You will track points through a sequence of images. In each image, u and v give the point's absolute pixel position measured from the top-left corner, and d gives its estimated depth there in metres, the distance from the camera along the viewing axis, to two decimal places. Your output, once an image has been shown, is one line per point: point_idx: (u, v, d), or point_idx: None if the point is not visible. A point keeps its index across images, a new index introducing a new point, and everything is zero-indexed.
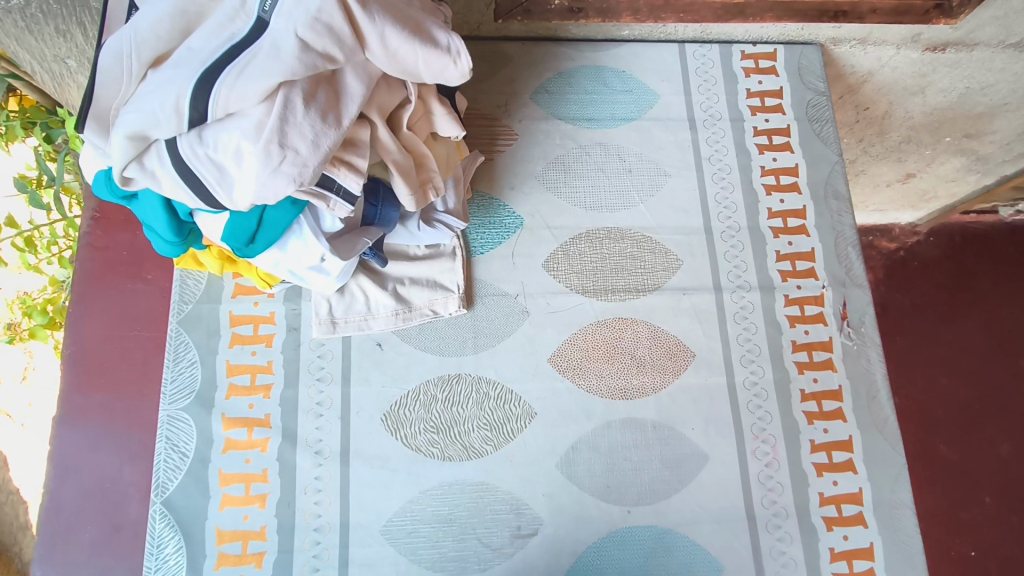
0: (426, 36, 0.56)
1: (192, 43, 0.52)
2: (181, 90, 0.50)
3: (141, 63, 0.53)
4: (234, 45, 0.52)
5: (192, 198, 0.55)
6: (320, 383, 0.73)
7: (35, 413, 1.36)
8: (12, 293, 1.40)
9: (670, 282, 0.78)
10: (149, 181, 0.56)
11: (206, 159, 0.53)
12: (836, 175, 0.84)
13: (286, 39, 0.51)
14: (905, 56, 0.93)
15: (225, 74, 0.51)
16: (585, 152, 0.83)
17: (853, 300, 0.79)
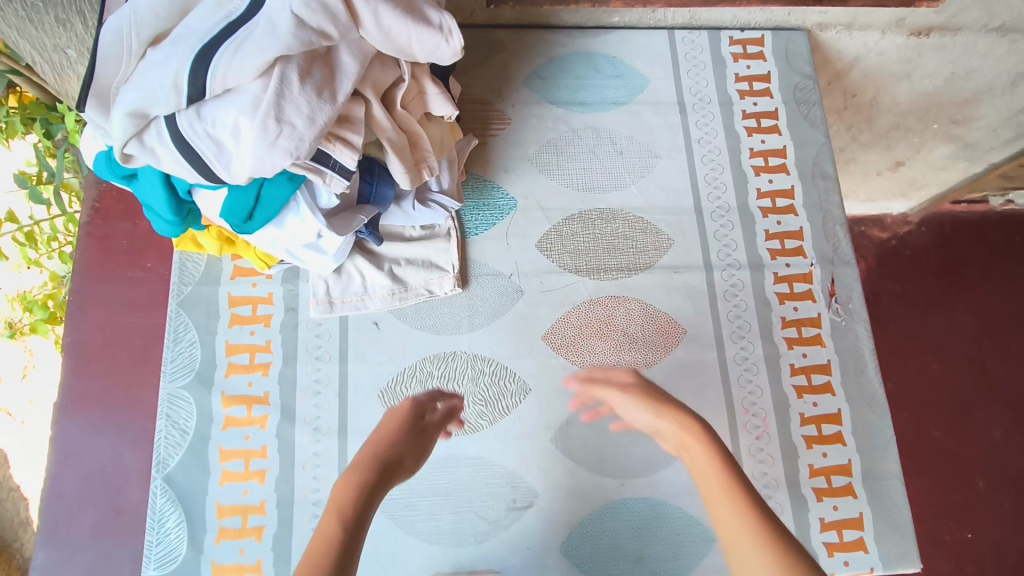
0: (418, 14, 0.58)
1: (190, 21, 0.54)
2: (180, 66, 0.52)
3: (140, 41, 0.54)
4: (231, 22, 0.53)
5: (191, 174, 0.57)
6: (318, 361, 0.74)
7: (36, 411, 1.37)
8: (12, 291, 1.41)
9: (661, 261, 0.80)
10: (148, 158, 0.57)
11: (204, 135, 0.55)
12: (824, 156, 0.85)
13: (282, 16, 0.52)
14: (891, 41, 0.94)
15: (222, 50, 0.52)
16: (577, 135, 0.84)
17: (841, 277, 0.81)
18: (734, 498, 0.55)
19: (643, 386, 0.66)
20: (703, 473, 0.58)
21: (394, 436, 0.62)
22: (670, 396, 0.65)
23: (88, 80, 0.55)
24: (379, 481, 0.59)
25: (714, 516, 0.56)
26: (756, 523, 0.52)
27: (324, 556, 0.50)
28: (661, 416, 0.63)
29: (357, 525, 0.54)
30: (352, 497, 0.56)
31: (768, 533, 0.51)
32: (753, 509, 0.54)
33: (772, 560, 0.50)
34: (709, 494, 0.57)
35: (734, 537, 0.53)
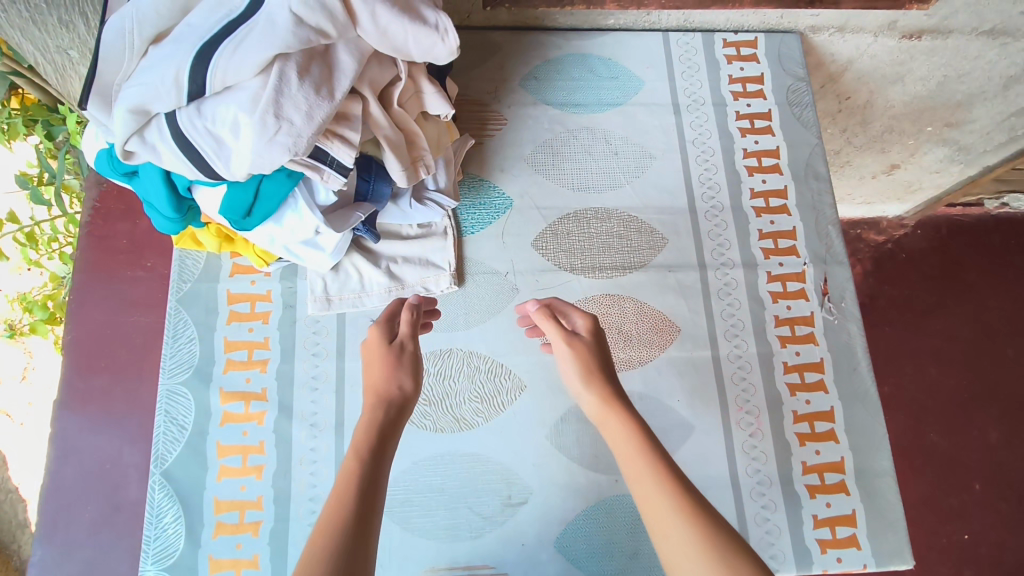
0: (416, 15, 0.59)
1: (191, 20, 0.55)
2: (181, 64, 0.53)
3: (142, 40, 0.56)
4: (230, 21, 0.54)
5: (191, 170, 0.58)
6: (315, 358, 0.75)
7: (35, 412, 1.37)
8: (13, 292, 1.42)
9: (656, 260, 0.81)
10: (149, 154, 0.58)
11: (204, 131, 0.56)
12: (817, 157, 0.86)
13: (281, 15, 0.54)
14: (883, 44, 0.95)
15: (224, 48, 0.54)
16: (572, 136, 0.85)
17: (834, 276, 0.82)
18: (659, 477, 0.51)
19: (587, 343, 0.60)
20: (622, 448, 0.54)
21: (388, 360, 0.58)
22: (605, 352, 0.61)
23: (91, 78, 0.56)
24: (393, 418, 0.55)
25: (635, 490, 0.52)
26: (678, 499, 0.49)
27: (345, 505, 0.48)
28: (591, 383, 0.58)
29: (376, 467, 0.51)
30: (367, 434, 0.53)
31: (690, 507, 0.49)
32: (674, 480, 0.50)
33: (697, 542, 0.46)
34: (630, 469, 0.52)
35: (656, 516, 0.49)
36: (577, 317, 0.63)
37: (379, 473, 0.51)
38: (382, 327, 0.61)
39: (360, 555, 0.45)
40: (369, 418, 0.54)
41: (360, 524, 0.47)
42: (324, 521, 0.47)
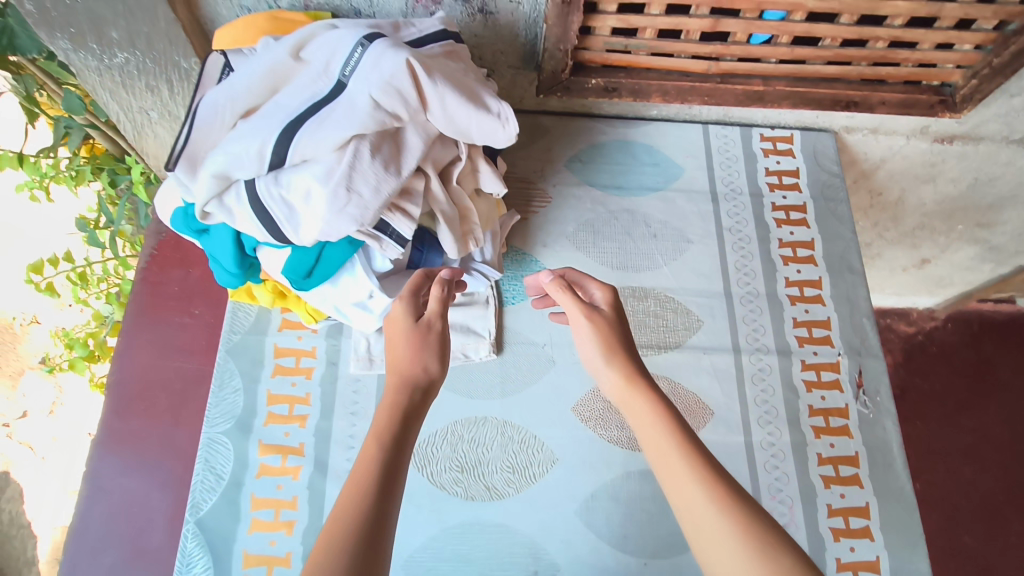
0: (480, 104, 0.63)
1: (279, 99, 0.60)
2: (267, 138, 0.58)
3: (234, 114, 0.61)
4: (314, 102, 0.60)
5: (262, 232, 0.62)
6: (353, 417, 0.77)
7: (58, 447, 1.42)
8: (52, 327, 1.46)
9: (690, 341, 0.82)
10: (225, 215, 0.62)
11: (279, 198, 0.60)
12: (851, 251, 0.88)
13: (361, 99, 0.58)
14: (915, 146, 0.99)
15: (306, 126, 0.58)
16: (613, 217, 0.89)
17: (868, 369, 0.82)
18: (679, 449, 0.53)
19: (608, 318, 0.63)
20: (649, 429, 0.56)
21: (415, 342, 0.60)
22: (624, 326, 0.64)
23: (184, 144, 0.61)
24: (415, 401, 0.56)
25: (656, 461, 0.54)
26: (696, 468, 0.51)
27: (366, 493, 0.48)
28: (613, 358, 0.61)
29: (397, 455, 0.52)
30: (389, 420, 0.54)
31: (708, 476, 0.51)
32: (694, 450, 0.53)
33: (716, 504, 0.49)
34: (651, 439, 0.55)
35: (680, 489, 0.51)
36: (596, 291, 0.65)
37: (399, 463, 0.51)
38: (410, 306, 0.62)
39: (381, 540, 0.46)
40: (393, 401, 0.55)
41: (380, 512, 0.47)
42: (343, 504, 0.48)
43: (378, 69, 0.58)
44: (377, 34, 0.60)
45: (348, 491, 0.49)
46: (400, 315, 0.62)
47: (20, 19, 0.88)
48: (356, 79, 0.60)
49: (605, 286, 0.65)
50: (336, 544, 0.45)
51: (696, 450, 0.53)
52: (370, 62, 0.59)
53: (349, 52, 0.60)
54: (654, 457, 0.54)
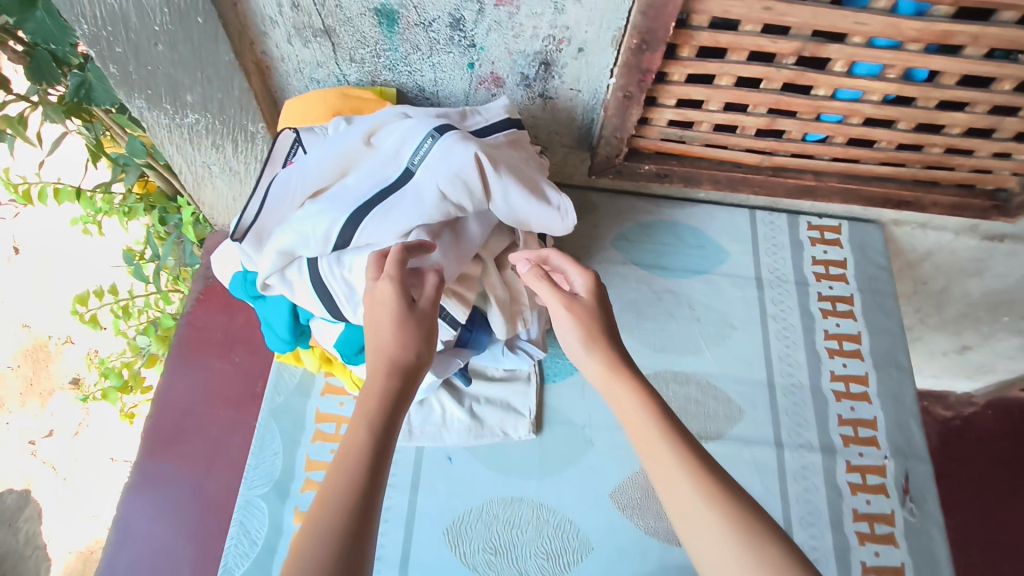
0: (540, 194, 0.65)
1: (348, 183, 0.62)
2: (335, 222, 0.60)
3: (303, 194, 0.63)
4: (382, 189, 0.61)
5: (320, 307, 0.63)
6: (390, 488, 0.77)
7: (79, 468, 1.44)
8: (85, 350, 1.49)
9: (731, 432, 0.81)
10: (284, 288, 0.63)
11: (340, 277, 0.62)
12: (898, 348, 0.87)
13: (429, 190, 0.60)
14: (964, 241, 0.98)
15: (372, 214, 0.60)
16: (657, 298, 0.89)
17: (915, 474, 0.80)
18: (662, 436, 0.52)
19: (588, 307, 0.61)
20: (633, 418, 0.55)
21: (404, 325, 0.54)
22: (606, 312, 0.62)
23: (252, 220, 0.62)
24: (405, 384, 0.52)
25: (640, 448, 0.53)
26: (682, 455, 0.51)
27: (349, 481, 0.45)
28: (595, 346, 0.59)
29: (382, 443, 0.49)
30: (377, 404, 0.50)
31: (694, 465, 0.50)
32: (677, 437, 0.52)
33: (701, 492, 0.48)
34: (634, 426, 0.54)
35: (664, 475, 0.51)
36: (577, 277, 0.64)
37: (384, 451, 0.48)
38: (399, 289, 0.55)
39: (366, 534, 0.43)
40: (378, 390, 0.51)
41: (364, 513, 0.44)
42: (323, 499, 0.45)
43: (445, 162, 0.60)
44: (447, 125, 0.62)
45: (329, 487, 0.45)
46: (385, 298, 0.55)
47: (98, 75, 0.92)
48: (424, 168, 0.62)
49: (586, 271, 0.63)
50: (317, 536, 0.42)
51: (680, 437, 0.52)
52: (438, 155, 0.61)
53: (419, 142, 0.62)
54: (639, 445, 0.53)
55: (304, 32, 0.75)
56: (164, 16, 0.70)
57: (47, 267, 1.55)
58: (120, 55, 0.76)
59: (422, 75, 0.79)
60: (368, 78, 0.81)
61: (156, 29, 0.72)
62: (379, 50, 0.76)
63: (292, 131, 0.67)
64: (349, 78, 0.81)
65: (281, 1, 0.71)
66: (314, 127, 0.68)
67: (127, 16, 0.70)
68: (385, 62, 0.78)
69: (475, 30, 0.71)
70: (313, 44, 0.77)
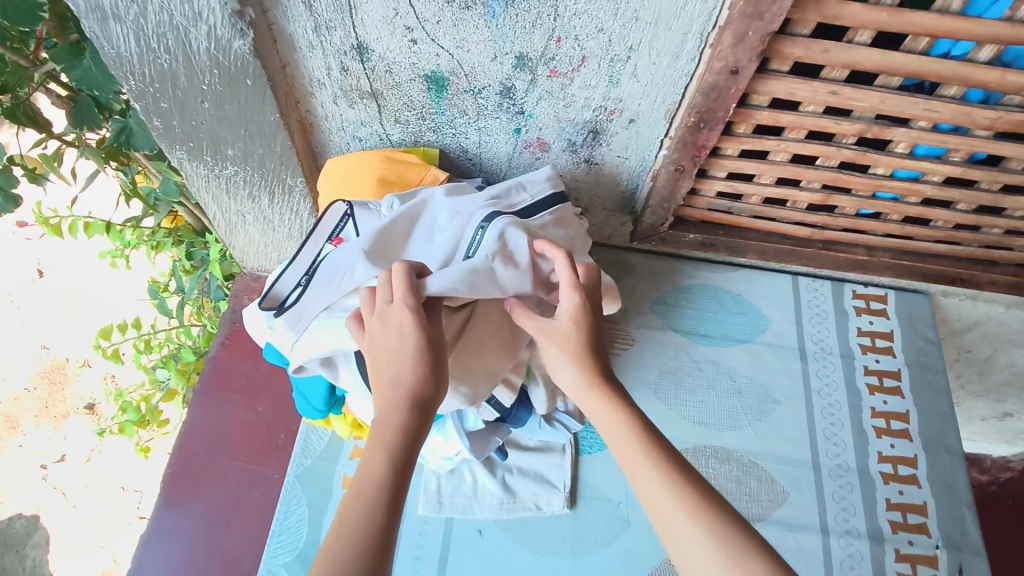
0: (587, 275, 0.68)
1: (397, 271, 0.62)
2: None
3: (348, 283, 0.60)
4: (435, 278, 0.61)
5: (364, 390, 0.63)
6: (417, 562, 0.74)
7: (88, 494, 1.42)
8: (101, 377, 1.49)
9: (774, 514, 0.78)
10: (327, 372, 0.63)
11: None
12: (949, 429, 0.84)
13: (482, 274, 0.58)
14: (1015, 314, 0.95)
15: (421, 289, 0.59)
16: (696, 366, 0.86)
17: (969, 567, 0.76)
18: (643, 451, 0.51)
19: (567, 333, 0.56)
20: (618, 436, 0.53)
21: (420, 356, 0.52)
22: (593, 327, 0.57)
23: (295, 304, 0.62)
24: (421, 416, 0.52)
25: (623, 462, 0.52)
26: (665, 472, 0.49)
27: (363, 515, 0.46)
28: (573, 363, 0.56)
29: (397, 477, 0.48)
30: (393, 439, 0.50)
31: (680, 482, 0.49)
32: (659, 452, 0.51)
33: (686, 511, 0.47)
34: (617, 442, 0.53)
35: (649, 492, 0.49)
36: (563, 300, 0.57)
37: (399, 486, 0.48)
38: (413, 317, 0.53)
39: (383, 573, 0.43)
40: (392, 420, 0.50)
41: (380, 552, 0.44)
42: (335, 529, 0.45)
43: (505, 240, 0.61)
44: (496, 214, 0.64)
45: (344, 522, 0.46)
46: (396, 325, 0.53)
47: (139, 121, 0.92)
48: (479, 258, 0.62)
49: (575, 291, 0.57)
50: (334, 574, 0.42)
51: (670, 459, 0.50)
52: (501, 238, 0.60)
53: (472, 234, 0.63)
54: (623, 461, 0.52)
55: (351, 93, 0.75)
56: (213, 77, 0.70)
57: (71, 295, 1.55)
58: (165, 110, 0.76)
59: (467, 137, 0.79)
60: (412, 139, 0.81)
61: (203, 89, 0.72)
62: (426, 113, 0.76)
63: (345, 205, 0.67)
64: (393, 138, 0.81)
65: (330, 65, 0.71)
66: (368, 204, 0.68)
67: (176, 75, 0.70)
68: (430, 124, 0.77)
69: (525, 98, 0.71)
70: (359, 104, 0.76)
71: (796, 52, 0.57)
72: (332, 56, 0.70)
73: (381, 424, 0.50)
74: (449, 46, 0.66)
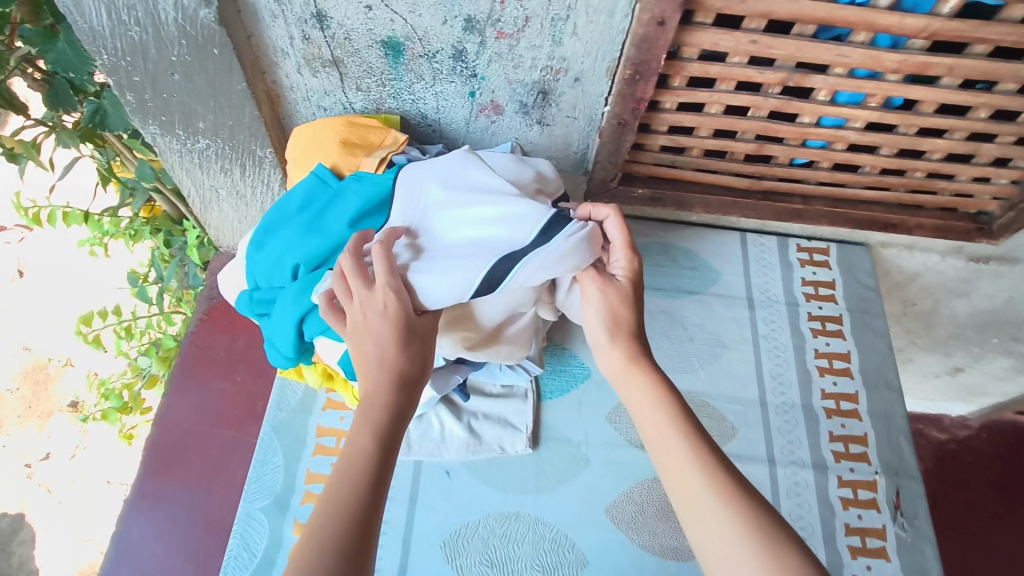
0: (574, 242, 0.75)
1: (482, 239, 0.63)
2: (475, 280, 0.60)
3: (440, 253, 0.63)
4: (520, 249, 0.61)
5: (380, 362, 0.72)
6: (388, 502, 0.78)
7: (76, 491, 1.43)
8: (85, 372, 1.50)
9: (724, 448, 0.83)
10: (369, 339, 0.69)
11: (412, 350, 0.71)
12: (887, 366, 0.89)
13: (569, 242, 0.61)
14: (950, 263, 1.01)
15: (490, 249, 0.62)
16: (651, 317, 0.92)
17: (906, 490, 0.81)
18: (675, 428, 0.59)
19: (621, 291, 0.67)
20: (655, 419, 0.61)
21: (405, 341, 0.60)
22: (637, 298, 0.68)
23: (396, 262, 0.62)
24: (405, 394, 0.59)
25: (652, 436, 0.60)
26: (693, 450, 0.57)
27: (353, 476, 0.53)
28: (614, 338, 0.66)
29: (382, 447, 0.55)
30: (382, 414, 0.57)
31: (710, 467, 0.56)
32: (691, 431, 0.59)
33: (718, 497, 0.54)
34: (650, 421, 0.61)
35: (674, 465, 0.57)
36: (620, 258, 0.68)
37: (384, 455, 0.55)
38: (398, 299, 0.60)
39: (369, 529, 0.50)
40: (379, 397, 0.58)
41: (368, 513, 0.51)
42: (333, 487, 0.52)
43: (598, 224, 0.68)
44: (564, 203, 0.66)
45: (334, 486, 0.52)
46: (382, 306, 0.59)
47: (113, 102, 0.96)
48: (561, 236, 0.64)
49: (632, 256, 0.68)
50: (330, 528, 0.49)
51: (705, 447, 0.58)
52: (586, 231, 0.61)
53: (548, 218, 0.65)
54: (652, 434, 0.60)
55: (313, 62, 0.79)
56: (181, 48, 0.74)
57: (52, 289, 1.57)
58: (137, 84, 0.80)
59: (425, 102, 0.83)
60: (374, 107, 0.85)
61: (173, 60, 0.76)
62: (386, 79, 0.80)
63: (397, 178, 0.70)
64: (356, 105, 0.86)
65: (292, 34, 0.76)
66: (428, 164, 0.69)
67: (146, 48, 0.75)
68: (390, 90, 0.82)
69: (477, 61, 0.76)
70: (322, 73, 0.81)
71: (716, 3, 0.62)
72: (294, 25, 0.74)
73: (372, 401, 0.57)
74: (402, 11, 0.70)
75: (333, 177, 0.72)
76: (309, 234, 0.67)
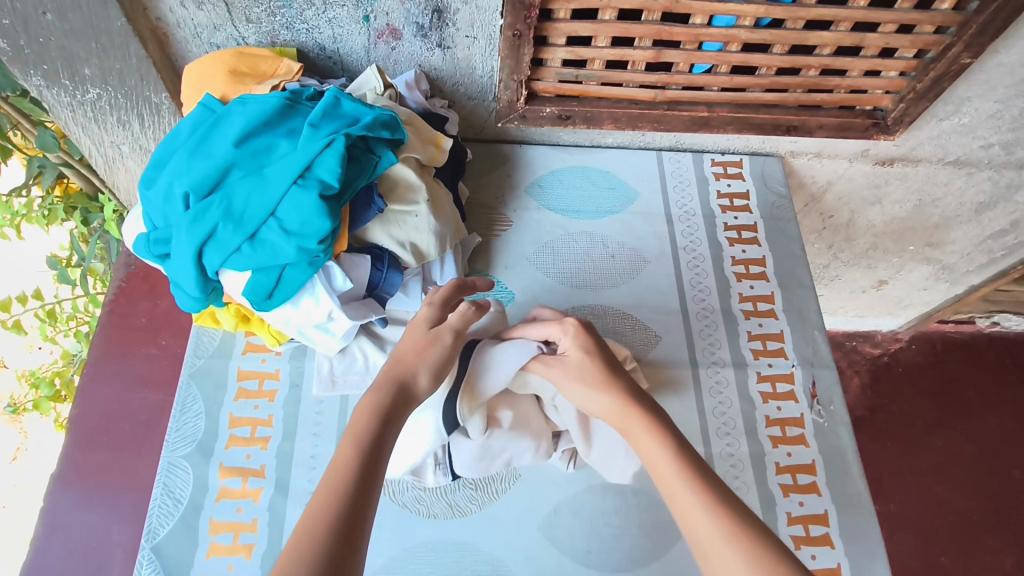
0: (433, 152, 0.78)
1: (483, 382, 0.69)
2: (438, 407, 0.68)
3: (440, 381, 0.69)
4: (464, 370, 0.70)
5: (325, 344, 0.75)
6: (316, 437, 0.77)
7: (19, 494, 1.36)
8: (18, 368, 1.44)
9: (649, 356, 0.85)
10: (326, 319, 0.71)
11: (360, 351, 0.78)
12: (801, 267, 0.92)
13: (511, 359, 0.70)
14: (858, 168, 1.04)
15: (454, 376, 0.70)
16: (571, 238, 0.92)
17: (822, 380, 0.84)
18: (681, 470, 0.52)
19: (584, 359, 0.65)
20: (648, 450, 0.55)
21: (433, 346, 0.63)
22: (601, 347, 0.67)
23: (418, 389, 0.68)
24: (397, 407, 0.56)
25: (660, 484, 0.53)
26: (703, 494, 0.50)
27: (343, 482, 0.48)
28: (603, 392, 0.62)
29: (374, 458, 0.51)
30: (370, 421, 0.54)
31: (713, 500, 0.49)
32: (694, 475, 0.52)
33: (723, 530, 0.47)
34: (659, 470, 0.53)
35: (686, 507, 0.50)
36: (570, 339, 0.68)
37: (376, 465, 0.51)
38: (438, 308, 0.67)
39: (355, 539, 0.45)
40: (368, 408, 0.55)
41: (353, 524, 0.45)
42: (317, 504, 0.47)
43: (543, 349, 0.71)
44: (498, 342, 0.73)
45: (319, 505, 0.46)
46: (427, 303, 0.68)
47: None
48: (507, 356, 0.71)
49: (565, 327, 0.69)
50: (316, 540, 0.43)
51: (700, 471, 0.52)
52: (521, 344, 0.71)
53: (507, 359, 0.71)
54: (661, 483, 0.53)
55: None
56: None
57: None
58: (8, 28, 0.74)
59: (321, 32, 0.81)
60: (268, 40, 0.83)
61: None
62: (274, 8, 0.78)
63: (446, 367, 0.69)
64: (249, 40, 0.83)
65: None
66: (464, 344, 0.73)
67: None
68: (281, 20, 0.79)
69: None
70: (207, 5, 0.78)
71: None
72: None
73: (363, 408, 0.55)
74: None
75: (220, 105, 0.69)
76: (194, 160, 0.65)
